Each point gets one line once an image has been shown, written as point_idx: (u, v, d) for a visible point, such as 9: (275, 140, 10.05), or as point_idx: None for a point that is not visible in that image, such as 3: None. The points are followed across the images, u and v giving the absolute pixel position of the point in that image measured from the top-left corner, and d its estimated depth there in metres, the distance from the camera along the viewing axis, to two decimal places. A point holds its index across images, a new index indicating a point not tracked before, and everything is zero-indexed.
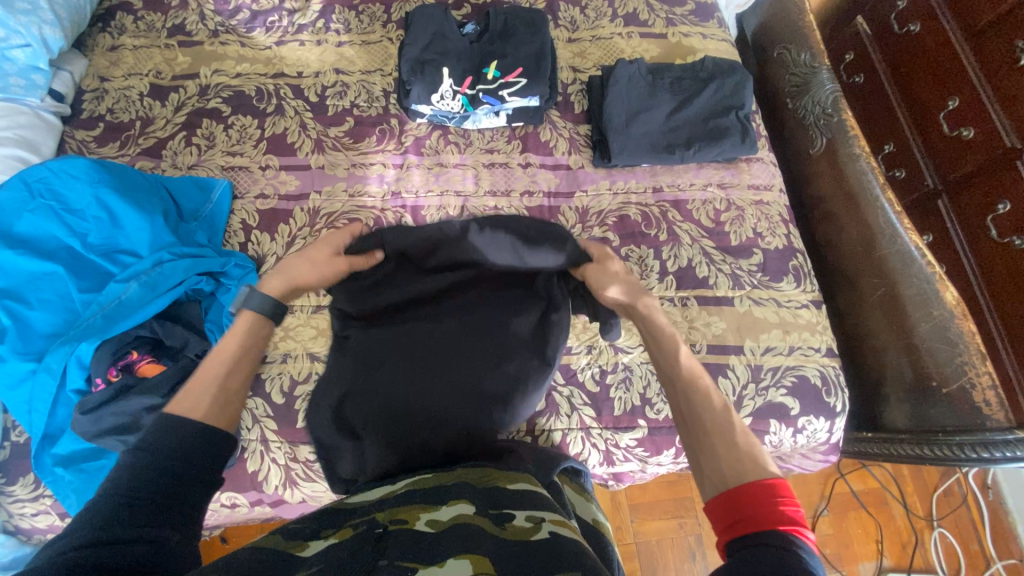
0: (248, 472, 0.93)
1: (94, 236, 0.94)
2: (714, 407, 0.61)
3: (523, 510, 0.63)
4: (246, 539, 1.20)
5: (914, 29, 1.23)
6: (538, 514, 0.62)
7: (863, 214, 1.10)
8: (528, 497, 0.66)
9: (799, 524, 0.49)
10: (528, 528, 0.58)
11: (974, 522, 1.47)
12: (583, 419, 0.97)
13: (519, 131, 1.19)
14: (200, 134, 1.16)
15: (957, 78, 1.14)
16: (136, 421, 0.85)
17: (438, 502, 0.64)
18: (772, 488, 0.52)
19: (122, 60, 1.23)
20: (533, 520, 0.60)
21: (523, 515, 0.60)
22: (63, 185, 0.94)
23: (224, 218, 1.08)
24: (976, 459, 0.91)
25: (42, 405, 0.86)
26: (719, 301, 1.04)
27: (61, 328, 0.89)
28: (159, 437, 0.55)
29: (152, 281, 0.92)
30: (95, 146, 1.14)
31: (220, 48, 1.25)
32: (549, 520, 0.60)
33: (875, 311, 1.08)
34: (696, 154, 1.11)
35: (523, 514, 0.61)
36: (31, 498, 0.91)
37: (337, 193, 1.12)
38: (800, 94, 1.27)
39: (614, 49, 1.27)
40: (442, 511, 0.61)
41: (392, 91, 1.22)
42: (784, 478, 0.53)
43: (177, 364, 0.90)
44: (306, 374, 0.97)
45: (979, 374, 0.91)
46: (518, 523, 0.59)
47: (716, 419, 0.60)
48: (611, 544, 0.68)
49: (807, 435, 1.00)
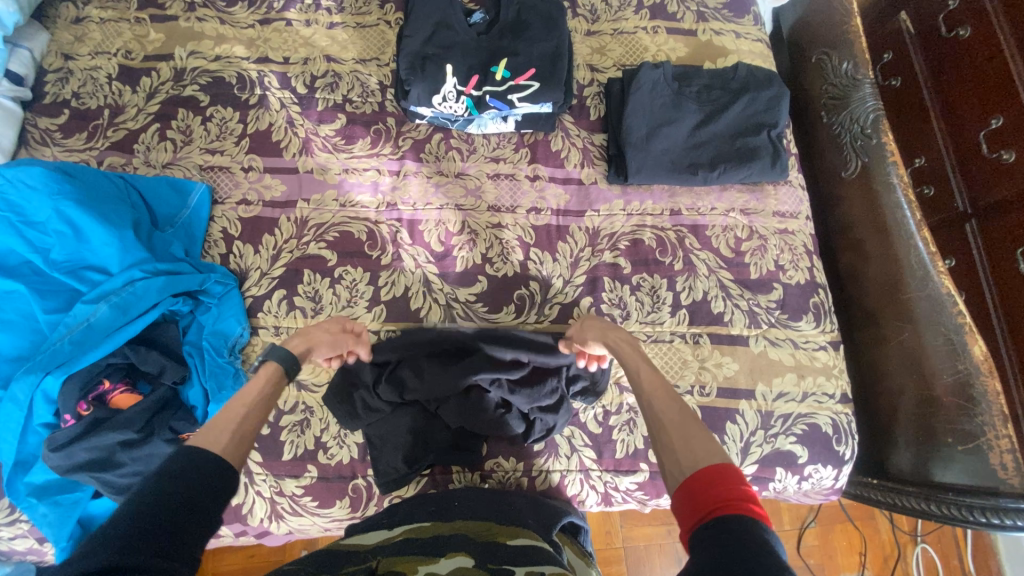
0: (231, 505, 0.89)
1: (57, 251, 0.85)
2: (668, 409, 0.65)
3: (521, 564, 0.60)
4: (247, 554, 1.15)
5: (963, 34, 1.03)
6: (536, 568, 0.59)
7: (894, 251, 1.03)
8: (529, 552, 0.63)
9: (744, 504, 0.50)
10: None
11: (956, 538, 1.48)
12: (583, 461, 0.93)
13: (528, 137, 1.09)
14: (175, 127, 1.05)
15: (1006, 93, 0.95)
16: (110, 457, 0.80)
17: (436, 553, 0.62)
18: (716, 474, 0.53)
19: (88, 35, 1.09)
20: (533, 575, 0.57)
21: (523, 570, 0.58)
22: (20, 195, 0.85)
23: (203, 226, 0.99)
24: (985, 521, 0.89)
25: (8, 434, 0.80)
26: (733, 339, 0.98)
27: (27, 351, 0.82)
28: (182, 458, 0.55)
29: (123, 302, 0.84)
30: (59, 137, 1.03)
31: (197, 25, 1.12)
32: (548, 573, 0.58)
33: (893, 354, 1.03)
34: (720, 176, 1.02)
35: (523, 569, 0.59)
36: (6, 523, 0.86)
37: (327, 202, 1.03)
38: (837, 108, 1.17)
39: (637, 46, 1.14)
40: (441, 564, 0.59)
41: (389, 85, 1.10)
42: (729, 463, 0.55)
43: (155, 395, 0.84)
44: (293, 404, 0.92)
45: (999, 437, 0.87)
46: None
47: (678, 439, 0.60)
48: None
49: (812, 482, 0.96)
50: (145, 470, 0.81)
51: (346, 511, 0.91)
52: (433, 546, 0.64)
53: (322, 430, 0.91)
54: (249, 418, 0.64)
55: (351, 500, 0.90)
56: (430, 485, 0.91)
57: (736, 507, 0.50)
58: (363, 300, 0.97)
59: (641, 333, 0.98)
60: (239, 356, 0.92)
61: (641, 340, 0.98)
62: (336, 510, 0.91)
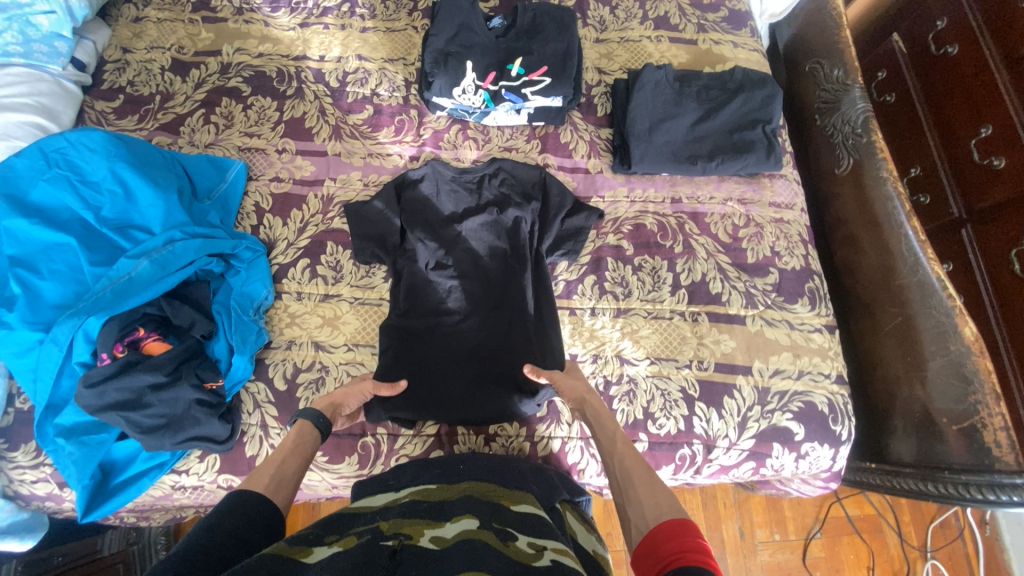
0: (246, 456, 0.92)
1: (108, 209, 0.94)
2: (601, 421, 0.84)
3: (525, 533, 0.64)
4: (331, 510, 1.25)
5: (952, 51, 1.19)
6: (540, 541, 0.63)
7: (886, 240, 1.07)
8: (530, 521, 0.67)
9: (688, 551, 0.58)
10: (530, 553, 0.59)
11: (968, 556, 1.45)
12: (584, 429, 0.97)
13: (539, 130, 1.17)
14: (219, 113, 1.15)
15: (993, 106, 1.10)
16: (139, 398, 0.85)
17: (442, 518, 0.65)
18: (677, 525, 0.62)
19: (145, 32, 1.22)
20: (535, 547, 0.61)
21: (525, 539, 0.62)
22: (80, 157, 0.95)
23: (238, 199, 1.08)
24: (981, 499, 0.90)
25: (46, 374, 0.86)
26: (730, 318, 1.02)
27: (70, 300, 0.89)
28: (251, 503, 0.65)
29: (162, 259, 0.92)
30: (113, 118, 1.14)
31: (243, 26, 1.24)
32: (550, 547, 0.61)
33: (889, 339, 1.06)
34: (718, 167, 1.09)
35: (525, 538, 0.62)
36: (32, 465, 0.93)
37: (352, 181, 1.12)
38: (830, 111, 1.23)
39: (642, 53, 1.24)
40: (447, 528, 0.62)
41: (414, 81, 1.20)
42: (689, 517, 0.63)
43: (183, 345, 0.90)
44: (309, 362, 0.97)
45: (993, 415, 0.88)
46: (520, 545, 0.61)
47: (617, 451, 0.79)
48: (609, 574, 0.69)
49: (810, 461, 0.98)
50: (170, 413, 0.86)
51: (354, 468, 0.94)
52: (438, 512, 0.67)
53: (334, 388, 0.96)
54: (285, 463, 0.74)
55: (359, 457, 0.94)
56: (436, 445, 0.95)
57: (685, 555, 0.58)
58: (380, 272, 1.05)
59: (642, 309, 1.03)
60: (263, 316, 0.99)
61: (642, 316, 1.02)
62: (344, 466, 0.94)
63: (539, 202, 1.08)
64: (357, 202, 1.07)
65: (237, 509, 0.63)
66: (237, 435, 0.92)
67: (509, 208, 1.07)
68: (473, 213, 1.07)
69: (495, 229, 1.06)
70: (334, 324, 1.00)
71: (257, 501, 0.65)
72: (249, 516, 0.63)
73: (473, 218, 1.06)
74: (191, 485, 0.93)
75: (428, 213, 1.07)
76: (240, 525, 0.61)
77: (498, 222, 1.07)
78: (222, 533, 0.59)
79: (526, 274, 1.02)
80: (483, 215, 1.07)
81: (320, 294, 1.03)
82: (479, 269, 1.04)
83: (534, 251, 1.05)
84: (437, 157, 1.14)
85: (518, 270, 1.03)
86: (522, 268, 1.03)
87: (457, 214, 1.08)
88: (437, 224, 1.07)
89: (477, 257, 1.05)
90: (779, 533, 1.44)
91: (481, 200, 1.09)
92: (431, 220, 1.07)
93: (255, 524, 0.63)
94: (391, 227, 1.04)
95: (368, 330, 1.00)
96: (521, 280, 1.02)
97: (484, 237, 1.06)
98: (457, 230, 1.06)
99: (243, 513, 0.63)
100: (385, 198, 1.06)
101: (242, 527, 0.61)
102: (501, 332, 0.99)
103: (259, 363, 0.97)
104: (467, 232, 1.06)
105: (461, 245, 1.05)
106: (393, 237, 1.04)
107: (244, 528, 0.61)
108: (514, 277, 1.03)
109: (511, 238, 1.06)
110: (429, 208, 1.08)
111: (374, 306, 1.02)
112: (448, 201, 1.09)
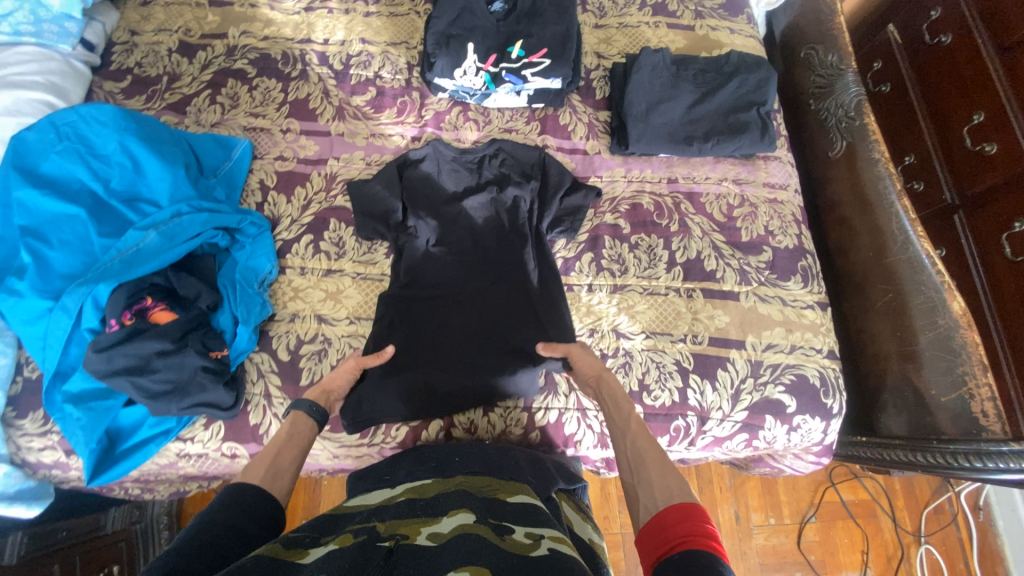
0: (250, 424, 0.95)
1: (117, 182, 0.96)
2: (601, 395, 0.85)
3: (522, 524, 0.63)
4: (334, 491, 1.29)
5: (946, 39, 1.21)
6: (537, 530, 0.62)
7: (877, 220, 1.09)
8: (527, 513, 0.66)
9: (695, 538, 0.58)
10: (527, 544, 0.58)
11: (962, 542, 1.47)
12: (581, 400, 1.00)
13: (538, 112, 1.20)
14: (225, 93, 1.18)
15: (985, 92, 1.12)
16: (146, 364, 0.87)
17: (437, 514, 0.64)
18: (684, 509, 0.61)
19: (153, 15, 1.24)
20: (533, 536, 0.60)
21: (522, 531, 0.60)
22: (91, 131, 0.97)
23: (243, 176, 1.10)
24: (969, 466, 0.90)
25: (55, 341, 0.88)
26: (725, 294, 1.04)
27: (79, 269, 0.91)
28: (248, 495, 0.65)
29: (169, 232, 0.94)
30: (121, 97, 1.16)
31: (249, 10, 1.27)
32: (548, 536, 0.60)
33: (880, 317, 1.08)
34: (713, 148, 1.11)
35: (523, 530, 0.61)
36: (40, 432, 0.95)
37: (354, 160, 1.14)
38: (824, 96, 1.26)
39: (640, 38, 1.27)
40: (443, 522, 0.61)
41: (416, 64, 1.23)
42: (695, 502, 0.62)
43: (189, 314, 0.92)
44: (312, 334, 1.00)
45: (980, 386, 0.90)
46: (517, 537, 0.59)
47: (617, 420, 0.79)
48: (604, 561, 0.72)
49: (802, 434, 1.00)
50: (176, 379, 0.88)
51: (356, 437, 0.97)
52: (433, 509, 0.66)
53: (336, 360, 0.98)
54: (280, 455, 0.73)
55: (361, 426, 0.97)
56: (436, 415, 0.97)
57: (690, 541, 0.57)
58: (382, 248, 1.07)
59: (639, 286, 1.05)
60: (267, 289, 1.02)
61: (638, 292, 1.05)
62: (346, 435, 0.97)
63: (538, 181, 1.09)
64: (359, 179, 1.10)
65: (232, 500, 0.63)
66: (242, 404, 0.94)
67: (509, 187, 1.09)
68: (473, 191, 1.10)
69: (494, 206, 1.09)
70: (337, 297, 1.03)
71: (253, 493, 0.65)
72: (246, 509, 0.63)
73: (473, 195, 1.09)
74: (196, 453, 0.95)
75: (431, 191, 1.10)
76: (238, 517, 0.62)
77: (498, 199, 1.09)
78: (218, 527, 0.59)
79: (524, 250, 1.04)
80: (483, 192, 1.09)
81: (323, 268, 1.05)
82: (479, 245, 1.06)
83: (531, 227, 1.07)
84: (438, 138, 1.16)
85: (517, 245, 1.05)
86: (521, 244, 1.05)
87: (458, 192, 1.10)
88: (439, 202, 1.09)
89: (477, 234, 1.07)
90: (774, 517, 1.46)
91: (481, 178, 1.11)
92: (434, 197, 1.09)
93: (254, 514, 0.63)
94: (394, 205, 1.06)
95: (370, 304, 1.03)
96: (519, 256, 1.04)
97: (485, 215, 1.08)
98: (458, 207, 1.08)
99: (239, 507, 0.63)
100: (388, 176, 1.08)
101: (239, 519, 0.61)
102: (501, 305, 1.00)
103: (263, 335, 1.00)
104: (468, 209, 1.08)
105: (462, 222, 1.07)
106: (395, 214, 1.06)
107: (242, 521, 0.61)
108: (513, 253, 1.04)
109: (510, 215, 1.08)
110: (431, 187, 1.10)
111: (376, 281, 1.05)
112: (449, 179, 1.11)
